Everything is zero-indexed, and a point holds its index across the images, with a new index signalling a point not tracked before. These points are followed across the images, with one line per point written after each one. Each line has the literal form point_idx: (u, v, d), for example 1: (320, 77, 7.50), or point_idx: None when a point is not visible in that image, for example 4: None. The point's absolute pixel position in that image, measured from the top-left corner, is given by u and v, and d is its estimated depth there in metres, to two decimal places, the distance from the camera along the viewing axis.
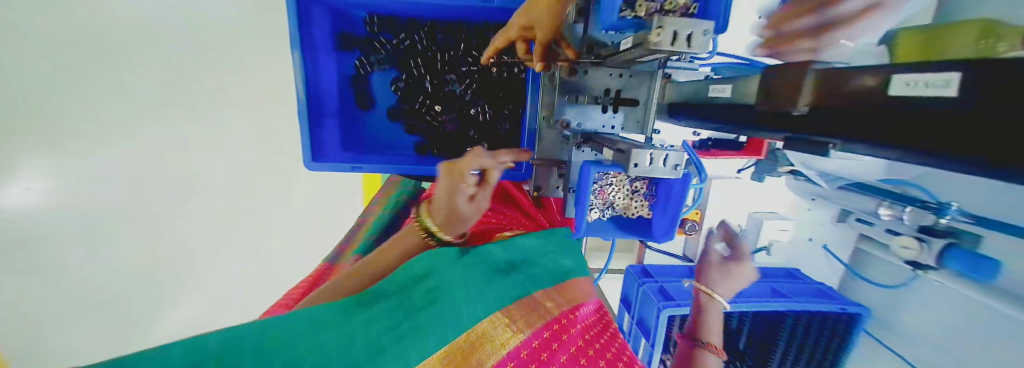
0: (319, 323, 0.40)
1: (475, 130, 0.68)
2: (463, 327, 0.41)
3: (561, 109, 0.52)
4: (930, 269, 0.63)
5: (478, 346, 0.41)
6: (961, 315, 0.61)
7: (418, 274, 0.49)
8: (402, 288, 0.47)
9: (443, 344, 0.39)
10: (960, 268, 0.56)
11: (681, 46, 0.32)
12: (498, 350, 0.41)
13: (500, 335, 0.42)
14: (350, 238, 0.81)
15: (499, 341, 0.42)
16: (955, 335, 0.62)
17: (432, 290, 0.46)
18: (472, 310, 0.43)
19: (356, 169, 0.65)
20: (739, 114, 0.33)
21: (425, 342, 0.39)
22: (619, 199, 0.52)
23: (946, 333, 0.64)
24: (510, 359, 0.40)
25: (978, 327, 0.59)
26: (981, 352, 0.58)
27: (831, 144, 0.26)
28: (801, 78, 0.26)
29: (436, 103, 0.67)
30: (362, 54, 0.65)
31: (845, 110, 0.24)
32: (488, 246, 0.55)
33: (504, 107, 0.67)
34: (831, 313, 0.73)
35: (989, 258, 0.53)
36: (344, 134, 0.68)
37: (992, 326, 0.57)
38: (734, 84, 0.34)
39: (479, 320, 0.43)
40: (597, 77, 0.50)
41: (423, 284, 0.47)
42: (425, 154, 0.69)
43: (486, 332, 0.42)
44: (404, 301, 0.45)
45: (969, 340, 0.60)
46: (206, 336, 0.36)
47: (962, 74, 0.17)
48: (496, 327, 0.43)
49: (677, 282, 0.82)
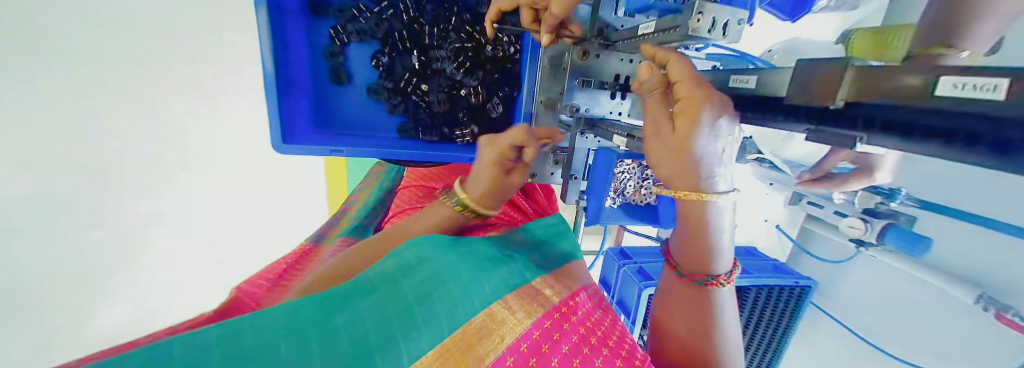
0: (297, 320, 0.36)
1: (465, 112, 0.64)
2: (460, 321, 0.38)
3: (571, 94, 0.49)
4: (871, 245, 0.71)
5: (476, 341, 0.37)
6: (900, 281, 0.74)
7: (408, 262, 0.45)
8: (390, 279, 0.43)
9: (437, 343, 0.36)
10: (897, 243, 0.65)
11: (715, 36, 0.32)
12: (498, 344, 0.37)
13: (501, 327, 0.39)
14: (325, 230, 0.81)
15: (498, 333, 0.38)
16: (896, 299, 0.75)
17: (423, 280, 0.42)
18: (468, 304, 0.39)
19: (335, 153, 0.58)
20: (766, 104, 0.33)
21: (417, 343, 0.35)
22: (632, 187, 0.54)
23: (888, 297, 0.76)
24: (510, 354, 0.37)
25: (916, 292, 0.71)
26: (921, 312, 0.71)
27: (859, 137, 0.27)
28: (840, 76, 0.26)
29: (422, 82, 0.62)
30: (338, 22, 0.58)
31: (885, 108, 0.24)
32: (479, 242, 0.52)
33: (499, 89, 0.63)
34: (787, 287, 0.81)
35: (923, 237, 0.62)
36: (315, 113, 0.61)
37: (927, 291, 0.69)
38: (760, 75, 0.34)
39: (476, 314, 0.39)
40: (609, 62, 0.47)
41: (414, 274, 0.43)
42: (410, 137, 0.65)
43: (485, 326, 0.38)
44: (394, 292, 0.41)
45: (911, 303, 0.72)
46: (161, 344, 0.30)
47: (1007, 81, 0.17)
48: (496, 320, 0.39)
49: (655, 262, 0.85)
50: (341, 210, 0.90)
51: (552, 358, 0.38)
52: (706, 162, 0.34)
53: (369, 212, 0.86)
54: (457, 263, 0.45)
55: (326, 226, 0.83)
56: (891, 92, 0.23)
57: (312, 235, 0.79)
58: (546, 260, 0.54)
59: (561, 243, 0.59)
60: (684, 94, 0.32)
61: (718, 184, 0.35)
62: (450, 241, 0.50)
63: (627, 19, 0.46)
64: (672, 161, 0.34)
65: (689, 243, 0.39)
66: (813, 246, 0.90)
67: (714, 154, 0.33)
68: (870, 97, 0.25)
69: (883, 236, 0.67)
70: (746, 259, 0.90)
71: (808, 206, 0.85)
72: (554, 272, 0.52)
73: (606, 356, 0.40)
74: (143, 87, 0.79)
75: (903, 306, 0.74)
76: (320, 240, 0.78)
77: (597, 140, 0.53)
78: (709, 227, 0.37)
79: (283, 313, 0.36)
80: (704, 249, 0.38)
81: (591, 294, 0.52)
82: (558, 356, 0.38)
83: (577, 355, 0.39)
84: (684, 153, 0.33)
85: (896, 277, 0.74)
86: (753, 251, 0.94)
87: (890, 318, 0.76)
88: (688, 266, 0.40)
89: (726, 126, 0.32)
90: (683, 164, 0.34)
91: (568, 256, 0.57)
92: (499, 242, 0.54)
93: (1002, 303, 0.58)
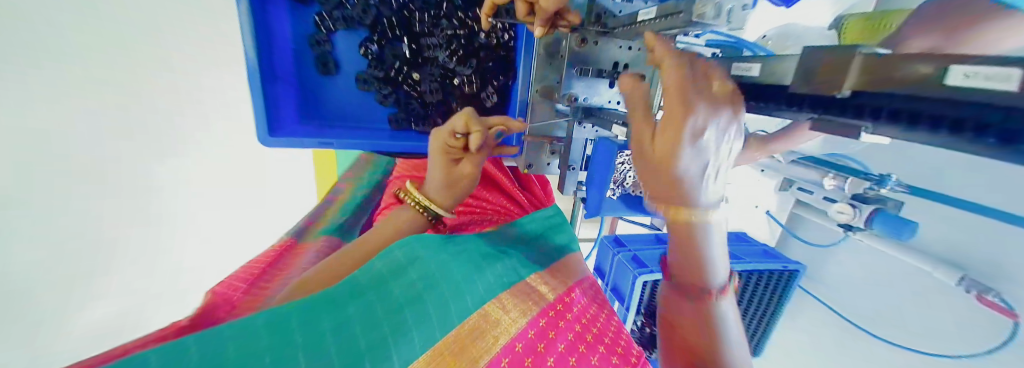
0: (283, 323, 0.35)
1: (459, 101, 0.63)
2: (453, 323, 0.38)
3: (569, 83, 0.48)
4: (859, 229, 0.73)
5: (466, 343, 0.37)
6: (888, 265, 0.76)
7: (400, 262, 0.44)
8: (381, 279, 0.42)
9: (429, 345, 0.36)
10: (884, 228, 0.66)
11: (720, 22, 0.30)
12: (492, 344, 0.38)
13: (494, 328, 0.39)
14: (314, 215, 0.82)
15: (492, 333, 0.38)
16: (882, 281, 0.77)
17: (414, 281, 0.42)
18: (461, 303, 0.40)
19: (324, 144, 0.57)
20: (771, 91, 0.33)
21: (408, 345, 0.35)
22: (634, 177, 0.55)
23: (875, 279, 0.79)
24: (504, 356, 0.37)
25: (902, 275, 0.73)
26: (907, 293, 0.73)
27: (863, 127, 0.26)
28: (846, 65, 0.26)
29: (413, 71, 0.60)
30: (322, 8, 0.55)
31: (899, 99, 0.24)
32: (470, 238, 0.51)
33: (494, 78, 0.61)
34: (776, 271, 0.83)
35: (910, 222, 0.64)
36: (300, 104, 0.59)
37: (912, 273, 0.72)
38: (764, 63, 0.33)
39: (469, 314, 0.39)
40: (608, 50, 0.46)
41: (405, 274, 0.43)
42: (402, 128, 0.64)
43: (479, 327, 0.39)
44: (386, 293, 0.40)
45: (896, 284, 0.75)
46: (144, 352, 0.29)
47: (1023, 71, 0.17)
48: (489, 320, 0.39)
49: (648, 250, 0.86)
50: (325, 202, 0.88)
51: (549, 357, 0.38)
52: (695, 180, 0.34)
53: (354, 213, 0.85)
54: (450, 262, 0.44)
55: (307, 220, 0.79)
56: (900, 79, 0.23)
57: (294, 228, 0.75)
58: (540, 255, 0.54)
59: (556, 236, 0.59)
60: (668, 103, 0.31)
61: (708, 196, 0.35)
62: (441, 239, 0.49)
63: (625, 4, 0.44)
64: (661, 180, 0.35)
65: (683, 256, 0.41)
66: (802, 230, 0.92)
67: (702, 171, 0.33)
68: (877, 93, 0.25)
69: (870, 221, 0.69)
70: (737, 245, 0.92)
71: (798, 192, 0.84)
72: (548, 267, 0.52)
73: (603, 354, 0.41)
74: (144, 88, 0.75)
75: (889, 288, 0.76)
76: (302, 233, 0.75)
77: (596, 129, 0.51)
78: (703, 241, 0.38)
79: (270, 314, 0.35)
80: (699, 261, 0.40)
81: (586, 287, 0.52)
82: (555, 355, 0.39)
83: (574, 354, 0.39)
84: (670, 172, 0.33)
85: (884, 260, 0.76)
86: (744, 237, 0.95)
87: (876, 300, 0.78)
88: (686, 277, 0.42)
89: (715, 140, 0.31)
90: (668, 183, 0.34)
91: (562, 250, 0.57)
92: (491, 239, 0.54)
93: (984, 285, 0.59)
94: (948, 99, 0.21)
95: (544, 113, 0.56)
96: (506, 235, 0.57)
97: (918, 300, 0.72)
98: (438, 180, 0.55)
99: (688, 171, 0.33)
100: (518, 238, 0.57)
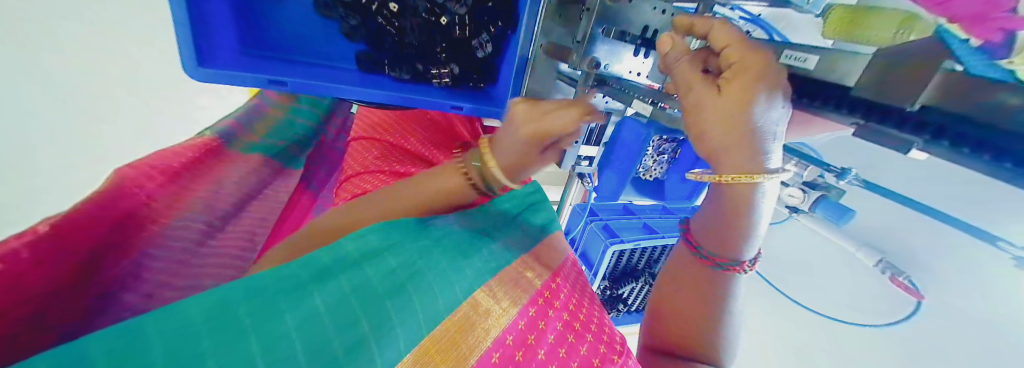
0: (225, 309, 0.26)
1: (445, 43, 0.59)
2: (442, 315, 0.34)
3: (592, 44, 0.43)
4: (804, 211, 0.79)
5: (458, 342, 0.33)
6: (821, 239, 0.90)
7: (376, 247, 0.38)
8: (350, 265, 0.35)
9: (415, 344, 0.31)
10: (827, 213, 0.73)
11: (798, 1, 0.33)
12: (482, 340, 0.35)
13: (484, 321, 0.37)
14: (247, 115, 0.67)
15: (484, 327, 0.36)
16: (811, 254, 0.92)
17: (394, 270, 0.36)
18: (450, 293, 0.36)
19: (275, 83, 0.52)
20: (828, 91, 0.31)
21: (392, 344, 0.29)
22: (649, 162, 0.78)
23: (802, 253, 0.93)
24: (495, 350, 0.35)
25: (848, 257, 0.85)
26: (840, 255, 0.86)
27: (913, 141, 0.24)
28: (922, 79, 0.23)
29: (391, 1, 0.55)
30: None
31: (954, 121, 0.22)
32: (448, 222, 0.48)
33: (490, 24, 0.58)
34: None
35: (848, 210, 0.71)
36: (244, 27, 0.56)
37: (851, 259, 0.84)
38: (819, 56, 0.31)
39: (458, 306, 0.36)
40: (642, 10, 0.42)
41: (382, 259, 0.37)
42: (370, 68, 0.61)
43: (468, 319, 0.36)
44: (361, 276, 0.34)
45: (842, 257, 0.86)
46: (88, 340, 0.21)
47: None
48: (479, 312, 0.37)
49: (616, 218, 0.89)
50: (252, 104, 0.69)
51: (539, 348, 0.38)
52: (760, 197, 0.35)
53: (297, 140, 0.73)
54: (431, 253, 0.40)
55: (236, 120, 0.65)
56: (976, 104, 0.21)
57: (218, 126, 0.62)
58: (518, 239, 0.53)
59: (535, 215, 0.62)
60: (736, 59, 0.29)
61: (750, 253, 0.41)
62: (418, 224, 0.45)
63: None
64: (725, 130, 0.30)
65: (703, 290, 0.45)
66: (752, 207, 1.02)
67: (758, 226, 0.38)
68: (929, 114, 0.24)
69: (815, 205, 0.74)
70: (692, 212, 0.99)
71: None
72: (531, 252, 0.52)
73: (591, 343, 0.43)
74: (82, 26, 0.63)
75: (816, 259, 0.91)
76: (228, 133, 0.62)
77: (605, 100, 0.50)
78: (731, 286, 0.44)
79: (213, 298, 0.27)
80: (719, 297, 0.45)
81: (568, 271, 0.54)
82: (544, 347, 0.39)
83: (563, 344, 0.41)
84: (744, 124, 0.29)
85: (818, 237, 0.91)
86: None
87: (805, 272, 0.92)
88: (704, 315, 0.45)
89: (782, 119, 0.30)
90: (740, 205, 0.36)
91: (543, 229, 0.59)
92: (468, 224, 0.50)
93: (898, 268, 0.74)
94: (987, 134, 0.21)
95: (545, 71, 0.56)
96: (486, 216, 0.55)
97: (837, 270, 0.88)
98: (508, 161, 0.47)
99: (759, 141, 0.30)
100: (496, 220, 0.56)
